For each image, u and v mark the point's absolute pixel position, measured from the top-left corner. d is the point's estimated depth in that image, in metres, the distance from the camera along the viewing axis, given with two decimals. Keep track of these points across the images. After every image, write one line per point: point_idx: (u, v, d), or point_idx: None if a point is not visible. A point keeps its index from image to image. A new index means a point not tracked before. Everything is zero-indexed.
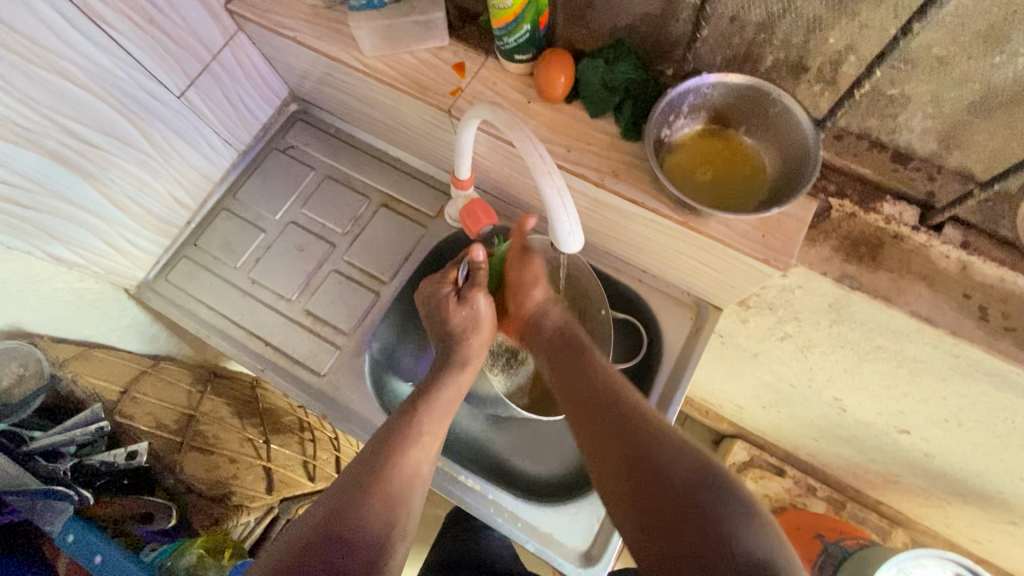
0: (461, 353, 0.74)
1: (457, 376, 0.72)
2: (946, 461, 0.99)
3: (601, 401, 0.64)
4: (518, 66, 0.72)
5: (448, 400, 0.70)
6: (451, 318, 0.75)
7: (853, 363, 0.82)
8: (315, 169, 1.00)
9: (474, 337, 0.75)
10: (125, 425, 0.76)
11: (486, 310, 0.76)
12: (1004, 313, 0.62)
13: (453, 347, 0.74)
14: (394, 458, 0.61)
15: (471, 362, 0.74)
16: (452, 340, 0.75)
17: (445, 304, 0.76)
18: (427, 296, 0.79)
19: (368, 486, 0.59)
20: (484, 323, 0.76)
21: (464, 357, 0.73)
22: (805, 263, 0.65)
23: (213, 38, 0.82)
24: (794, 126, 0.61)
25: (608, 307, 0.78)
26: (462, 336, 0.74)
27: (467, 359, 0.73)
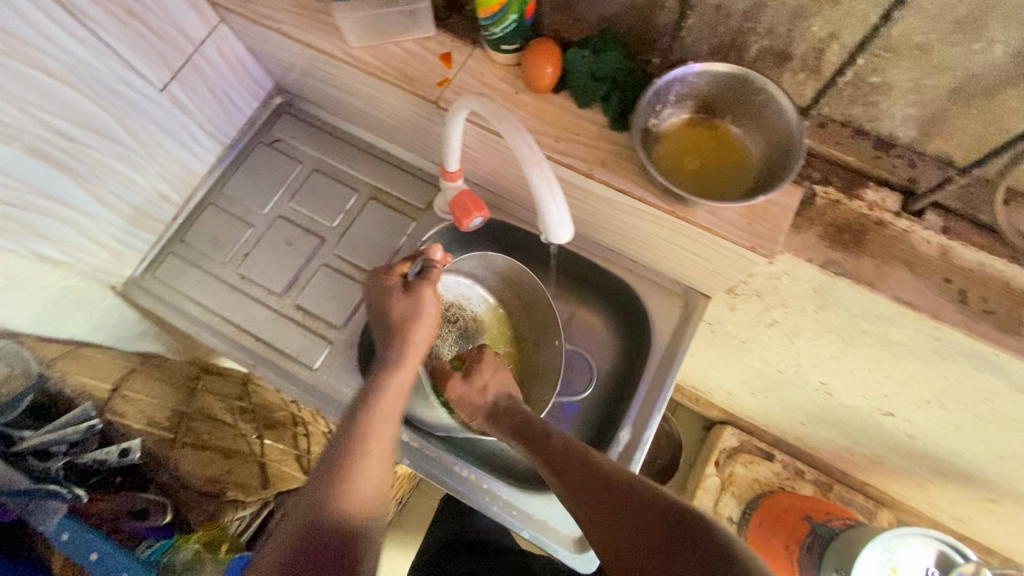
0: (398, 348, 0.72)
1: (393, 376, 0.70)
2: (929, 442, 1.01)
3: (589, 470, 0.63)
4: (505, 56, 0.72)
5: (394, 396, 0.69)
6: (392, 313, 0.73)
7: (839, 348, 0.84)
8: (302, 162, 0.99)
9: (409, 335, 0.72)
10: (115, 422, 0.76)
11: (432, 303, 0.74)
12: (983, 296, 0.63)
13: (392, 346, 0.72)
14: (346, 474, 0.61)
15: (405, 361, 0.72)
16: (393, 332, 0.72)
17: (391, 294, 0.74)
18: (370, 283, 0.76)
19: (327, 511, 0.58)
20: (425, 323, 0.74)
21: (404, 350, 0.72)
22: (791, 251, 0.66)
23: (196, 30, 0.81)
24: (779, 114, 0.62)
25: (562, 338, 0.84)
26: (404, 329, 0.72)
27: (406, 356, 0.72)
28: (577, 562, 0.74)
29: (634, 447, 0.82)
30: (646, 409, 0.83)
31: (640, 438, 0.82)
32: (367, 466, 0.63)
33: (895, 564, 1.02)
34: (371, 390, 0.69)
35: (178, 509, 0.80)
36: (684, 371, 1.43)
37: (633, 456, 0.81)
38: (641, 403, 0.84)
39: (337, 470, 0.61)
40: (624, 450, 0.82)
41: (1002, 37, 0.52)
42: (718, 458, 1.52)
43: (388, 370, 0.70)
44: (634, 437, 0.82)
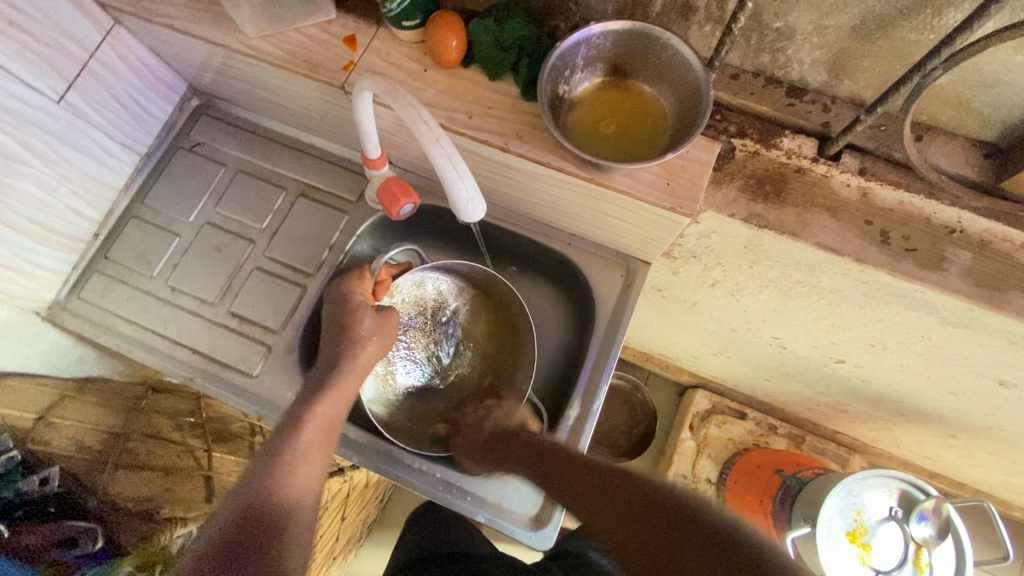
0: (353, 332, 0.76)
1: (342, 384, 0.73)
2: (882, 385, 1.02)
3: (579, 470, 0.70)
4: (409, 33, 0.69)
5: (354, 374, 0.74)
6: (356, 335, 0.76)
7: (781, 301, 0.84)
8: (225, 165, 0.96)
9: (365, 350, 0.76)
10: (38, 450, 0.73)
11: (393, 324, 0.80)
12: (905, 235, 0.63)
13: (345, 352, 0.75)
14: (290, 456, 0.65)
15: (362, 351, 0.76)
16: (355, 345, 0.75)
17: (360, 310, 0.77)
18: (342, 286, 0.79)
19: (267, 490, 0.62)
20: (378, 337, 0.78)
21: (353, 366, 0.74)
22: (712, 208, 0.65)
23: (88, 34, 0.77)
24: (686, 68, 0.61)
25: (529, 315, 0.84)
26: (364, 343, 0.76)
27: (357, 371, 0.75)
28: (533, 541, 0.74)
29: (583, 421, 0.81)
30: (593, 379, 0.83)
31: (588, 410, 0.81)
32: (307, 456, 0.67)
33: (860, 507, 1.03)
34: (312, 396, 0.71)
35: (110, 532, 0.74)
36: (648, 339, 1.44)
37: (582, 429, 0.81)
38: (588, 375, 0.83)
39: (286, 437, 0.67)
40: (574, 422, 0.81)
41: None
42: (692, 422, 1.54)
43: (336, 377, 0.73)
44: (582, 412, 0.82)
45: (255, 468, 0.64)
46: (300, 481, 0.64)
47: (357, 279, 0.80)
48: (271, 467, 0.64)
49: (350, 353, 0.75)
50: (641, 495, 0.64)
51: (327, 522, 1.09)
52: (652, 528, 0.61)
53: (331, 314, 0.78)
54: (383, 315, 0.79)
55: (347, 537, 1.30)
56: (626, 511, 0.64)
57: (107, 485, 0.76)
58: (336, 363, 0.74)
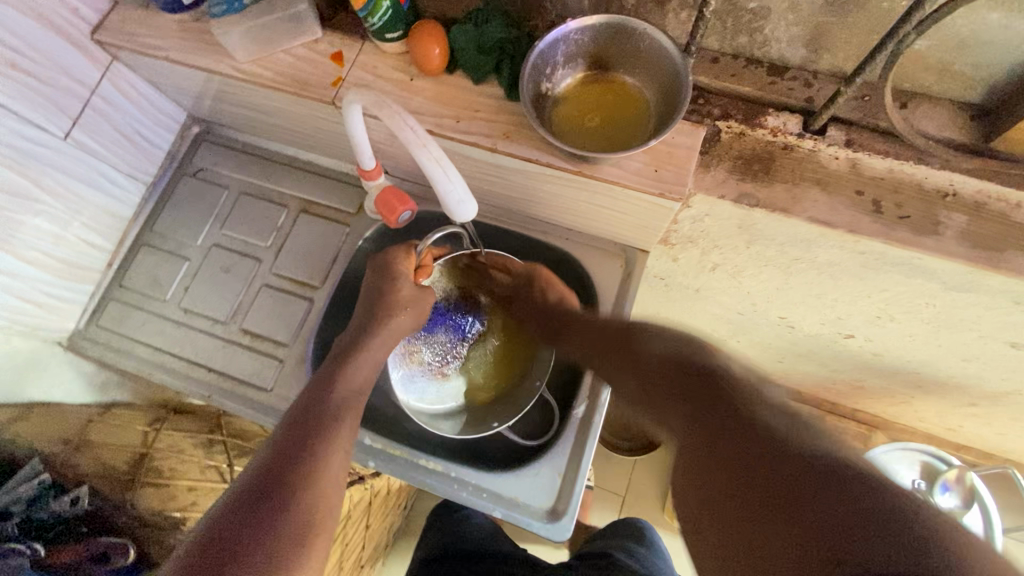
0: (389, 297, 0.77)
1: (371, 347, 0.75)
2: (894, 357, 1.02)
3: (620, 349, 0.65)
4: (393, 45, 0.71)
5: (385, 337, 0.76)
6: (388, 303, 0.77)
7: (782, 280, 0.84)
8: (228, 188, 0.98)
9: (395, 317, 0.77)
10: (67, 473, 0.77)
11: (428, 304, 0.81)
12: (897, 203, 0.63)
13: (379, 317, 0.77)
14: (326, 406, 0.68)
15: (392, 320, 0.77)
16: (389, 311, 0.77)
17: (403, 280, 0.78)
18: (381, 263, 0.80)
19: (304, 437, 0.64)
20: (410, 305, 0.79)
21: (382, 332, 0.76)
22: (702, 190, 0.65)
23: (88, 72, 0.80)
24: (664, 55, 0.62)
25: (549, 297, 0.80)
26: (394, 312, 0.77)
27: (384, 335, 0.76)
28: (550, 533, 0.75)
29: (591, 414, 0.81)
30: None
31: (596, 402, 0.81)
32: (338, 404, 0.69)
33: None
34: (344, 359, 0.73)
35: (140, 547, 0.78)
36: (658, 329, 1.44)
37: (593, 420, 0.80)
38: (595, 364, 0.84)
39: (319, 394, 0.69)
40: (583, 417, 0.81)
41: None
42: None
43: (366, 342, 0.75)
44: (591, 404, 0.81)
45: (288, 417, 0.68)
46: (333, 424, 0.67)
47: (401, 255, 0.80)
48: (300, 414, 0.67)
49: (378, 316, 0.76)
50: (714, 427, 0.49)
51: (351, 531, 1.11)
52: (692, 411, 0.52)
53: (372, 287, 0.79)
54: (421, 296, 0.80)
55: (373, 546, 1.32)
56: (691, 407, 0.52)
57: (133, 500, 0.79)
58: (365, 328, 0.76)
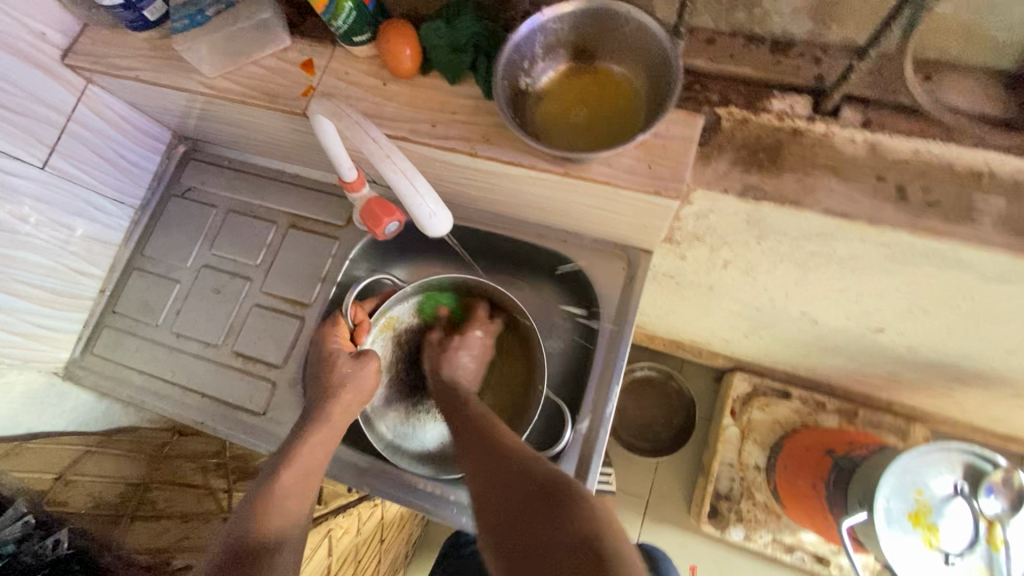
0: (332, 381, 0.75)
1: (315, 434, 0.71)
2: (930, 350, 0.93)
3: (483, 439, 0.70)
4: (363, 48, 0.67)
5: (336, 421, 0.73)
6: (327, 387, 0.74)
7: (801, 275, 0.77)
8: (216, 207, 0.96)
9: (337, 401, 0.74)
10: (56, 510, 0.74)
11: (372, 373, 0.78)
12: (925, 187, 0.56)
13: (318, 402, 0.74)
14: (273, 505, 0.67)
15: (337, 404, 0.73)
16: (328, 395, 0.74)
17: (335, 361, 0.76)
18: (319, 340, 0.80)
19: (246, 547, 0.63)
20: (356, 384, 0.76)
21: (327, 417, 0.73)
22: (702, 185, 0.59)
23: (62, 97, 0.78)
24: (651, 39, 0.56)
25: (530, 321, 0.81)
26: (336, 396, 0.74)
27: (331, 424, 0.73)
28: None
29: (596, 429, 0.77)
30: (604, 379, 0.78)
31: (600, 417, 0.76)
32: (289, 501, 0.68)
33: (921, 486, 0.94)
34: (288, 450, 0.70)
35: None
36: (674, 326, 1.37)
37: (598, 435, 0.76)
38: (599, 371, 0.79)
39: (263, 494, 0.67)
40: (587, 433, 0.77)
41: None
42: (733, 408, 1.46)
43: (310, 429, 0.72)
44: (594, 418, 0.77)
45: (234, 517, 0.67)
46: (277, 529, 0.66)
47: (330, 329, 0.80)
48: (247, 519, 0.66)
49: (323, 404, 0.73)
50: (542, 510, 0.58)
51: (364, 550, 1.08)
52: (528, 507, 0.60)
53: (312, 369, 0.78)
54: (362, 357, 0.78)
55: (392, 560, 1.28)
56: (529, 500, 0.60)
57: (122, 538, 0.75)
58: (310, 419, 0.72)
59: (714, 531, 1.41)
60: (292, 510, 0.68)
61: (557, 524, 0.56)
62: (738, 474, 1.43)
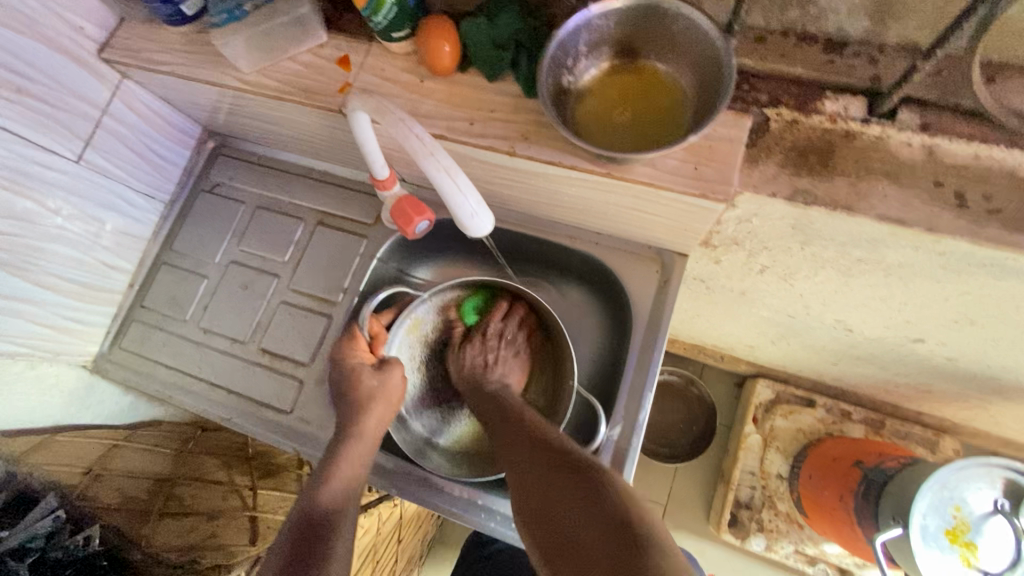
0: (360, 391, 0.74)
1: (353, 445, 0.72)
2: (971, 362, 0.90)
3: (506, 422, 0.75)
4: (400, 44, 0.66)
5: (374, 426, 0.74)
6: (357, 401, 0.74)
7: (842, 282, 0.75)
8: (244, 203, 0.96)
9: (371, 411, 0.74)
10: (85, 505, 0.72)
11: (397, 383, 0.78)
12: (985, 195, 0.54)
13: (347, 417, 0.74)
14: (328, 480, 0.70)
15: (376, 411, 0.74)
16: (358, 411, 0.73)
17: (358, 373, 0.75)
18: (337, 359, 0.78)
19: (313, 516, 0.67)
20: (386, 397, 0.76)
21: (363, 427, 0.73)
22: (749, 189, 0.57)
23: (97, 91, 0.79)
24: (702, 36, 0.55)
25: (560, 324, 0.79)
26: (367, 406, 0.74)
27: (367, 430, 0.73)
28: None
29: (628, 436, 0.75)
30: (636, 383, 0.76)
31: (633, 423, 0.75)
32: (342, 499, 0.70)
33: (959, 502, 0.91)
34: (330, 458, 0.71)
35: None
36: (698, 331, 1.35)
37: (631, 442, 0.74)
38: (633, 374, 0.77)
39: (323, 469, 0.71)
40: (618, 440, 0.75)
41: None
42: (755, 415, 1.44)
43: (347, 440, 0.72)
44: (626, 427, 0.75)
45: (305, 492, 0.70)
46: (334, 501, 0.69)
47: (347, 342, 0.78)
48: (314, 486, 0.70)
49: (358, 413, 0.73)
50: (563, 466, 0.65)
51: (382, 549, 1.07)
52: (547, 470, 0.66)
53: (337, 383, 0.76)
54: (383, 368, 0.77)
55: (407, 560, 1.27)
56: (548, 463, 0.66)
57: (149, 538, 0.73)
58: (346, 427, 0.73)
59: (735, 540, 1.38)
60: (347, 494, 0.70)
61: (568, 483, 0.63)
62: (760, 482, 1.40)
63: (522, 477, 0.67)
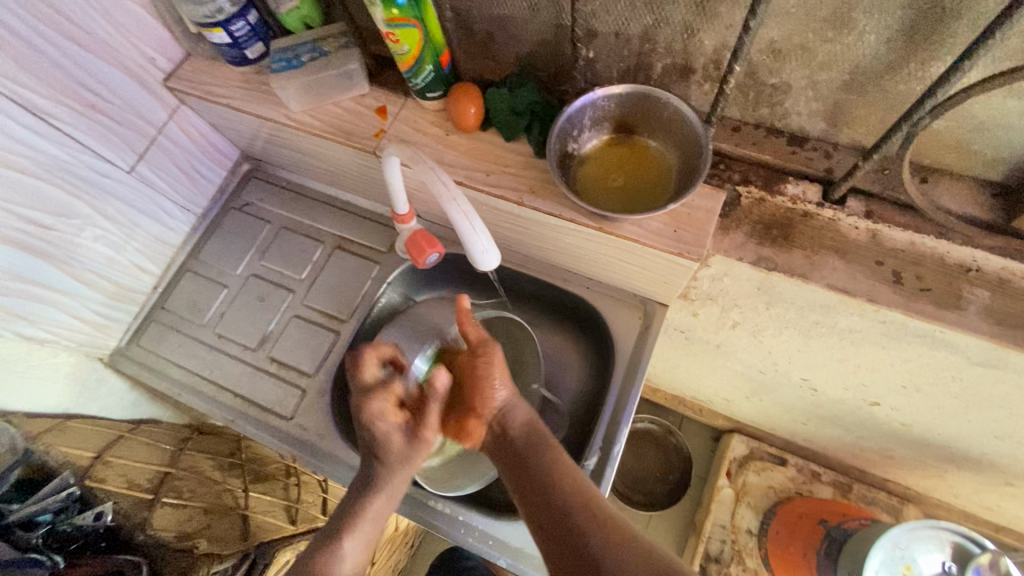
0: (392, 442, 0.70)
1: (382, 488, 0.70)
2: (923, 429, 0.98)
3: (519, 457, 0.70)
4: (433, 102, 0.77)
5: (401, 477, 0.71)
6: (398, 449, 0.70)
7: (803, 342, 0.83)
8: (270, 222, 1.05)
9: (405, 461, 0.70)
10: (94, 487, 0.75)
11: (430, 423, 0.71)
12: (918, 275, 0.63)
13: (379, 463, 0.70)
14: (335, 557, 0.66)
15: (405, 463, 0.71)
16: (394, 471, 0.70)
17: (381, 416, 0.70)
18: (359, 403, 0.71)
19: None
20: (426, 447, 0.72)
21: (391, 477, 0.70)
22: (720, 252, 0.67)
23: (157, 113, 0.89)
24: (686, 123, 0.65)
25: (538, 382, 0.86)
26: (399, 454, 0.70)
27: (395, 478, 0.70)
28: None
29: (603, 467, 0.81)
30: (614, 419, 0.83)
31: (609, 454, 0.82)
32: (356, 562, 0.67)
33: (910, 562, 0.97)
34: (350, 511, 0.69)
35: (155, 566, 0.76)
36: (679, 381, 1.42)
37: (605, 472, 0.81)
38: (612, 411, 0.84)
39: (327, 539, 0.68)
40: (594, 469, 0.81)
41: (870, 29, 0.53)
42: (729, 469, 1.49)
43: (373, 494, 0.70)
44: (603, 456, 0.81)
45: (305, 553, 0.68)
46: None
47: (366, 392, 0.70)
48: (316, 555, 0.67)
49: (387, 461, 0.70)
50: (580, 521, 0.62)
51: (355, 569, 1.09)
52: (565, 524, 0.63)
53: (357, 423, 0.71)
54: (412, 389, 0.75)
55: None
56: (564, 520, 0.63)
57: (150, 521, 0.78)
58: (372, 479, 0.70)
59: None
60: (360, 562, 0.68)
61: (585, 538, 0.61)
62: (730, 537, 1.43)
63: (541, 528, 0.64)
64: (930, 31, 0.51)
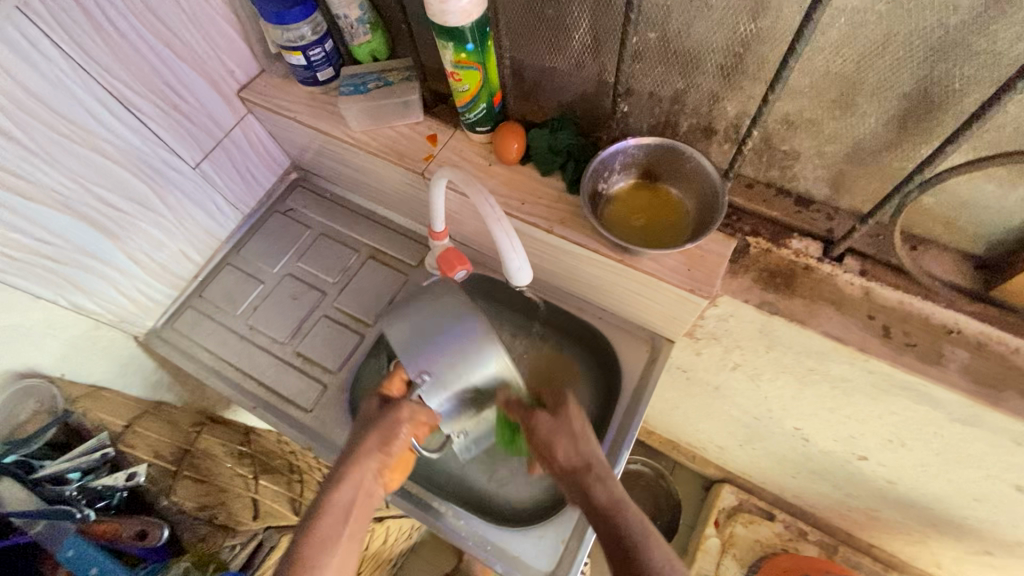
0: (374, 444, 0.69)
1: (355, 486, 0.67)
2: (908, 488, 1.02)
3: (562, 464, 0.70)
4: (480, 135, 0.86)
5: (373, 484, 0.68)
6: (350, 471, 0.67)
7: (798, 389, 0.89)
8: (311, 228, 1.12)
9: (372, 467, 0.68)
10: (125, 452, 0.83)
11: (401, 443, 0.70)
12: (905, 331, 0.70)
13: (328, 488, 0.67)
14: None
15: (376, 469, 0.69)
16: (368, 475, 0.68)
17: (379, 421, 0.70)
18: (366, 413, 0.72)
19: None
20: (388, 469, 0.70)
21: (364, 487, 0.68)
22: (728, 293, 0.74)
23: (226, 118, 0.98)
24: (705, 175, 0.74)
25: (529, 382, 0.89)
26: (370, 463, 0.68)
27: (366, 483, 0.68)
28: None
29: None
30: (613, 444, 0.89)
31: None
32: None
33: None
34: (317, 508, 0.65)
35: (173, 530, 0.83)
36: (675, 424, 1.46)
37: None
38: (612, 439, 0.89)
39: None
40: None
41: (870, 112, 0.62)
42: (717, 518, 1.51)
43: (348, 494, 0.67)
44: None
45: None
46: None
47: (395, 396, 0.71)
48: None
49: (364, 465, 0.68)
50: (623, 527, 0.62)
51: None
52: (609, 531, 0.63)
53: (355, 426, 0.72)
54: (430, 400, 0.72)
55: None
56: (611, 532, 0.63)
57: (174, 488, 0.84)
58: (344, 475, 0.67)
59: None
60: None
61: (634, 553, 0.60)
62: None
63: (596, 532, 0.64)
64: (922, 120, 0.60)
